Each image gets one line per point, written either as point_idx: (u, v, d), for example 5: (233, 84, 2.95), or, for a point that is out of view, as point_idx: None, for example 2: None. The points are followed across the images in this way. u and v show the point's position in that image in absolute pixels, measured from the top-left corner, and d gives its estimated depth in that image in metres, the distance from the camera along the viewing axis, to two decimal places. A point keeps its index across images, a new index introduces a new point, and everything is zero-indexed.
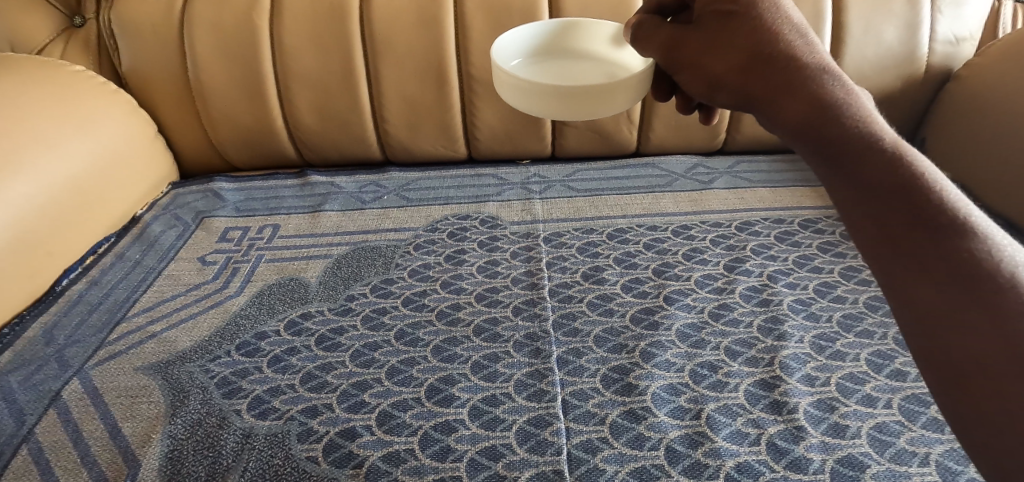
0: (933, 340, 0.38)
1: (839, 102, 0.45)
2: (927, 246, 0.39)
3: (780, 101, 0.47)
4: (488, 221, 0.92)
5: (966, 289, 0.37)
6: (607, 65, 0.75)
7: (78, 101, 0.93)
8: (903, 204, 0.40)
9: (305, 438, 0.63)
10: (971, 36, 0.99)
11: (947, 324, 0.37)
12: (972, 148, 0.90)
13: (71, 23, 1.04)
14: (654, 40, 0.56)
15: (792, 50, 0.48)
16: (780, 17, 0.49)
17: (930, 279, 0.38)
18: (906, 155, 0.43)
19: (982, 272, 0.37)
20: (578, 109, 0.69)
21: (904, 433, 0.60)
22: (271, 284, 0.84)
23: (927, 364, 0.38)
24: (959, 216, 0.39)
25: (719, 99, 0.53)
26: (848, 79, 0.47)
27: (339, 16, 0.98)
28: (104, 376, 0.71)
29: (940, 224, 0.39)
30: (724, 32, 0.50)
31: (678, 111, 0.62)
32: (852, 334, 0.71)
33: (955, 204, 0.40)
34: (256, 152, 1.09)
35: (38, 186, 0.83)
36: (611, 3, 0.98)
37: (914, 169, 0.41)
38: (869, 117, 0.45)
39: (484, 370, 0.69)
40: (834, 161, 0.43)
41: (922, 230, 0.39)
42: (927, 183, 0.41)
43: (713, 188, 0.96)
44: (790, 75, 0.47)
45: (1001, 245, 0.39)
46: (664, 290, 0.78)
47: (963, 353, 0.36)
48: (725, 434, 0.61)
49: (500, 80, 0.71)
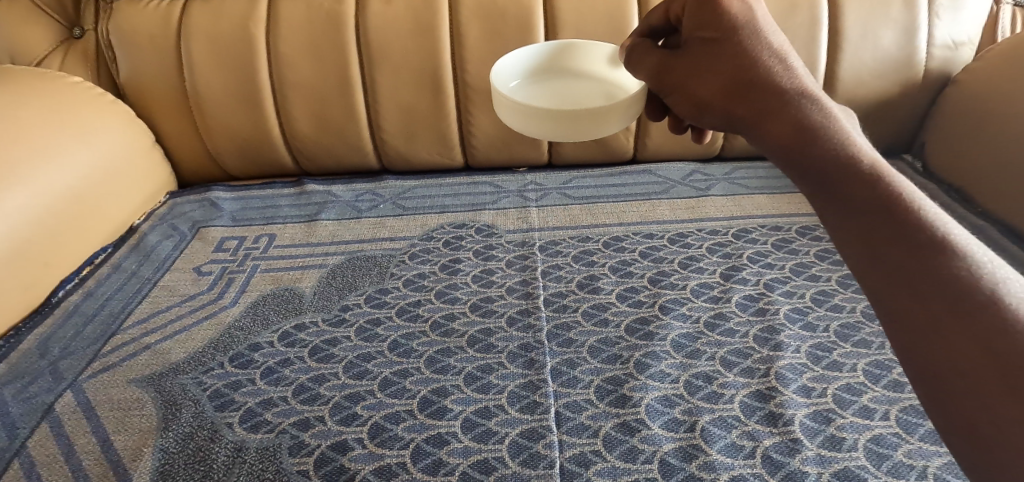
0: (920, 357, 0.37)
1: (820, 123, 0.46)
2: (907, 262, 0.39)
3: (764, 123, 0.48)
4: (484, 230, 0.91)
5: (949, 306, 0.36)
6: (605, 84, 0.74)
7: (77, 113, 0.93)
8: (881, 222, 0.40)
9: (296, 452, 0.63)
10: (969, 40, 0.98)
11: (935, 343, 0.36)
12: (973, 154, 0.90)
13: (69, 34, 1.04)
14: (643, 62, 0.57)
15: (773, 74, 0.49)
16: (761, 40, 0.50)
17: (913, 295, 0.38)
18: (886, 174, 0.42)
19: (964, 290, 0.36)
20: (576, 129, 0.68)
21: (902, 446, 0.59)
22: (266, 295, 0.83)
23: (920, 383, 0.37)
24: (940, 234, 0.39)
25: (707, 120, 0.54)
26: (830, 102, 0.48)
27: (334, 26, 0.98)
28: (98, 388, 0.71)
29: (921, 241, 0.39)
30: (707, 57, 0.51)
31: (670, 130, 0.63)
32: (850, 343, 0.70)
33: (937, 224, 0.40)
34: (254, 161, 1.09)
35: (36, 197, 0.83)
36: (606, 9, 0.97)
37: (894, 190, 0.41)
38: (850, 138, 0.45)
39: (477, 381, 0.68)
40: (816, 180, 0.44)
41: (901, 246, 0.39)
42: (907, 201, 0.41)
43: (710, 195, 0.96)
44: (771, 97, 0.48)
45: (985, 264, 0.38)
46: (660, 299, 0.77)
47: (951, 373, 0.35)
48: (720, 447, 0.60)
49: (498, 102, 0.70)
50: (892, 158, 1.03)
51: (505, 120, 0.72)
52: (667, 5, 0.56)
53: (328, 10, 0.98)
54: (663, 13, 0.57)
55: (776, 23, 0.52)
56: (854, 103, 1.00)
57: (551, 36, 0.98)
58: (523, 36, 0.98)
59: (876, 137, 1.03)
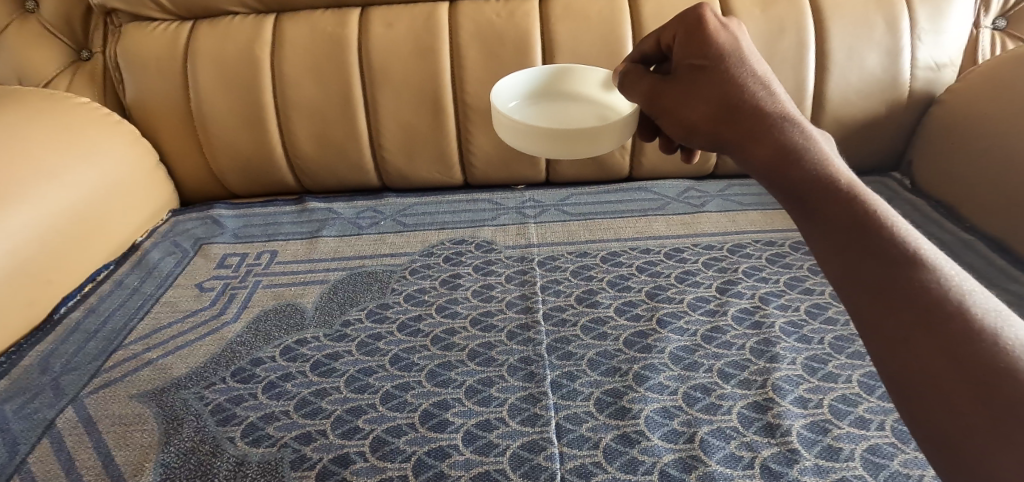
0: (894, 363, 0.38)
1: (799, 146, 0.50)
2: (879, 272, 0.41)
3: (749, 146, 0.52)
4: (484, 246, 0.92)
5: (917, 314, 0.38)
6: (599, 106, 0.76)
7: (81, 133, 0.95)
8: (855, 236, 0.43)
9: (298, 465, 0.63)
10: (951, 62, 1.00)
11: (904, 346, 0.38)
12: (960, 169, 0.91)
13: (77, 56, 1.07)
14: (637, 87, 0.61)
15: (757, 103, 0.53)
16: (746, 71, 0.55)
17: (883, 303, 0.40)
18: (860, 194, 0.45)
19: (931, 299, 0.38)
20: (571, 147, 0.70)
21: (897, 455, 0.60)
22: (267, 310, 0.84)
23: (894, 388, 0.38)
24: (910, 248, 0.41)
25: (698, 143, 0.58)
26: (811, 131, 0.52)
27: (336, 47, 1.01)
28: (99, 404, 0.71)
29: (892, 255, 0.41)
30: (698, 84, 0.56)
31: (660, 150, 0.65)
32: (844, 355, 0.71)
33: (907, 239, 0.42)
34: (256, 180, 1.10)
35: (38, 215, 0.83)
36: (600, 31, 0.99)
37: (866, 208, 0.44)
38: (828, 162, 0.49)
39: (477, 394, 0.69)
40: (796, 197, 0.47)
41: (874, 258, 0.41)
42: (879, 217, 0.43)
43: (705, 211, 0.97)
44: (757, 123, 0.52)
45: (952, 275, 0.40)
46: (658, 312, 0.78)
47: (922, 376, 0.37)
48: (719, 457, 0.61)
49: (498, 122, 0.72)
50: (882, 175, 1.05)
51: (504, 137, 0.73)
52: (659, 35, 0.60)
53: (332, 33, 1.01)
54: (655, 43, 0.62)
55: (763, 59, 0.57)
56: (843, 123, 1.02)
57: (546, 57, 1.00)
58: (520, 58, 1.00)
59: (867, 155, 1.05)
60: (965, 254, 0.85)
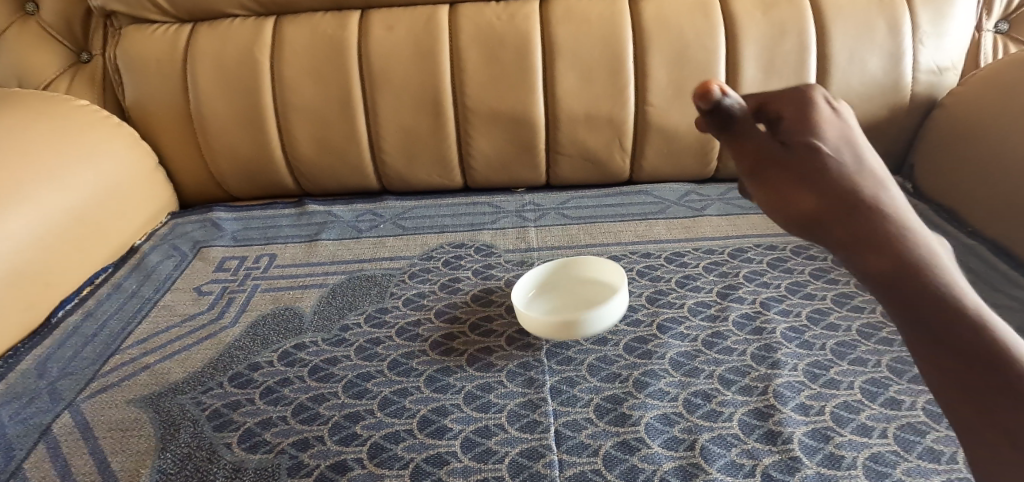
0: (967, 420, 0.44)
1: (865, 210, 0.52)
2: (947, 338, 0.46)
3: (814, 216, 0.55)
4: (483, 250, 0.92)
5: (991, 381, 0.44)
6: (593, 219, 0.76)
7: (81, 135, 0.95)
8: (919, 308, 0.48)
9: (295, 472, 0.62)
10: (953, 65, 1.00)
11: (977, 408, 0.44)
12: (963, 174, 0.91)
13: (77, 58, 1.07)
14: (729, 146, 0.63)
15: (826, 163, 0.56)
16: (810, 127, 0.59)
17: (955, 370, 0.45)
18: (927, 262, 0.49)
19: (1000, 362, 0.44)
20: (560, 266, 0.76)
21: (901, 464, 0.59)
22: (266, 314, 0.84)
23: (971, 442, 0.45)
24: (977, 314, 0.46)
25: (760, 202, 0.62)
26: (880, 188, 0.55)
27: (336, 50, 1.00)
28: (96, 409, 0.71)
29: (964, 322, 0.46)
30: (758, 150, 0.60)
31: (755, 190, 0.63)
32: (846, 361, 0.70)
33: (972, 305, 0.47)
34: (255, 183, 1.10)
35: (37, 217, 0.83)
36: (601, 34, 0.99)
37: (940, 277, 0.48)
38: (897, 221, 0.52)
39: (476, 400, 0.68)
40: (879, 269, 0.50)
41: (937, 324, 0.47)
42: (950, 285, 0.48)
43: (706, 215, 0.97)
44: (823, 188, 0.55)
45: (1011, 335, 0.45)
46: (658, 317, 0.78)
47: (993, 433, 0.43)
48: (720, 465, 0.60)
49: None
50: None
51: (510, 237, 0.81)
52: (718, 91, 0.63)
53: (332, 36, 1.00)
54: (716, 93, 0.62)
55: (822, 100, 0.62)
56: None
57: (547, 60, 1.00)
58: (520, 61, 1.00)
59: None
60: (968, 259, 0.85)
